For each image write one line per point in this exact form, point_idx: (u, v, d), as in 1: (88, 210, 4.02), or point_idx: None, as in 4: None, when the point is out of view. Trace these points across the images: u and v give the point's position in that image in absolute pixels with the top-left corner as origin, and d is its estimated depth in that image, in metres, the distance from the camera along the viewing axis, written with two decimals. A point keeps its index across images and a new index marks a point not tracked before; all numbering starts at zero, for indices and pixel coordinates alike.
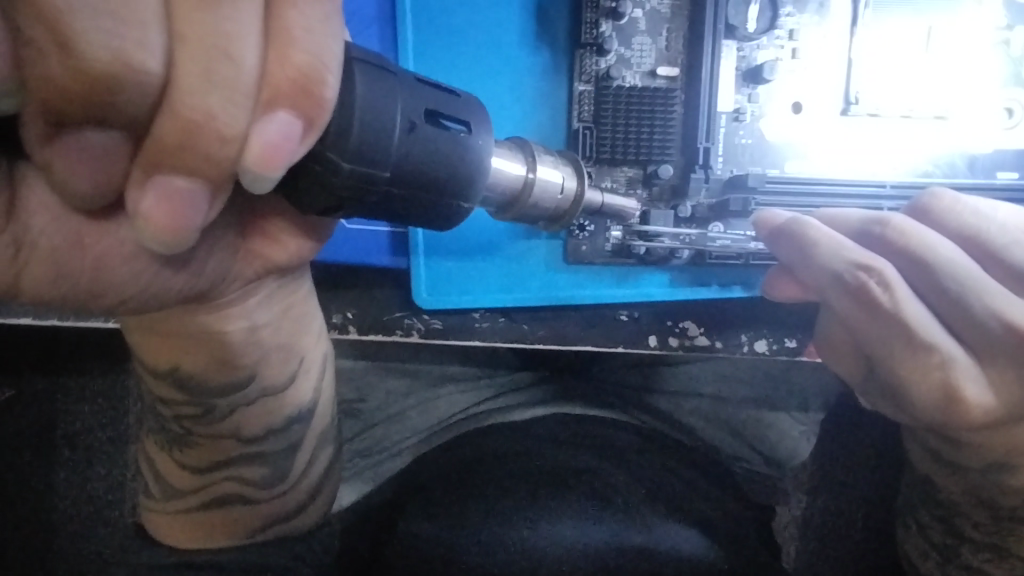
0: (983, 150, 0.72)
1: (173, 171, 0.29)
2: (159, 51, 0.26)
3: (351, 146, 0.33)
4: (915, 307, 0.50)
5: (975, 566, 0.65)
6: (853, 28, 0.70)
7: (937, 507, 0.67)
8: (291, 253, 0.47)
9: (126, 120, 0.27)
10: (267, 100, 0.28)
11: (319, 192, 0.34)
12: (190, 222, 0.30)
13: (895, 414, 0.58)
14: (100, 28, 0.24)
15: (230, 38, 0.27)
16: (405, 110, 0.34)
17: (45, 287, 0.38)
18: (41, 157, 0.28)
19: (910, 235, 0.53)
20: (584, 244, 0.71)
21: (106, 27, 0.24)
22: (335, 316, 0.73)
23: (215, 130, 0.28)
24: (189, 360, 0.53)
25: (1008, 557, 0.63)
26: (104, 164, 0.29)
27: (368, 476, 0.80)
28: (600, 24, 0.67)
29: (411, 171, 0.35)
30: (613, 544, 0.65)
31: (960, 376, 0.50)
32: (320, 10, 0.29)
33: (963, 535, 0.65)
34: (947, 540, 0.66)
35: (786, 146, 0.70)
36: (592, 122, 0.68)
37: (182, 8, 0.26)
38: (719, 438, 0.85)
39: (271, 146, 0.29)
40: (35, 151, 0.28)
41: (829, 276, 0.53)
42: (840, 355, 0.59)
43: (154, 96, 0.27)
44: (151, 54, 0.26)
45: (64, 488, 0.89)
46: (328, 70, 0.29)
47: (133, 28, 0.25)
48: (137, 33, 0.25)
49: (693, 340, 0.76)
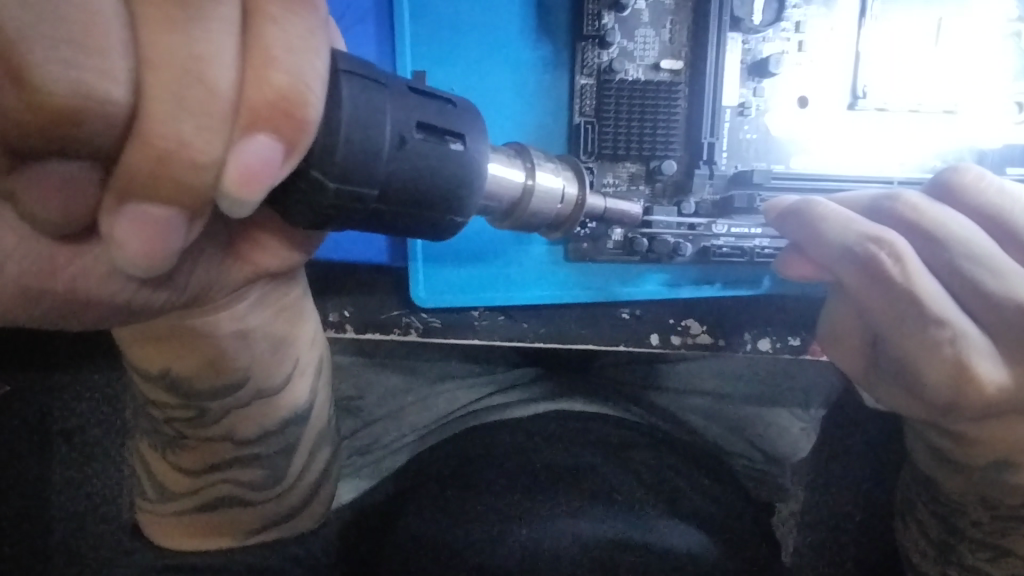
0: (993, 145, 0.71)
1: (147, 200, 0.27)
2: (124, 78, 0.24)
3: (336, 165, 0.31)
4: (927, 281, 0.49)
5: (976, 566, 0.63)
6: (861, 19, 0.69)
7: (935, 504, 0.66)
8: (280, 260, 0.45)
9: (93, 150, 0.26)
10: (245, 124, 0.27)
11: (307, 212, 0.32)
12: (168, 248, 0.29)
13: (910, 407, 0.56)
14: (60, 61, 0.23)
15: (203, 62, 0.25)
16: (395, 124, 0.33)
17: (22, 301, 0.37)
18: (6, 187, 0.27)
19: (923, 213, 0.52)
20: (587, 241, 0.69)
21: (67, 59, 0.23)
22: (331, 314, 0.72)
23: (188, 159, 0.26)
24: (179, 363, 0.52)
25: (1006, 555, 0.62)
26: (66, 196, 0.28)
27: (370, 472, 0.77)
28: (602, 15, 0.66)
29: (402, 186, 0.34)
30: (611, 540, 0.64)
31: (972, 352, 0.49)
32: (301, 26, 0.27)
33: (962, 533, 0.63)
34: (945, 536, 0.65)
35: (793, 141, 0.69)
36: (594, 116, 0.67)
37: (148, 31, 0.24)
38: (720, 435, 0.83)
39: (248, 171, 0.27)
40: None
41: (839, 251, 0.52)
42: (846, 344, 0.58)
43: (121, 125, 0.25)
44: (117, 81, 0.24)
45: (60, 486, 0.88)
46: (311, 90, 0.28)
47: (93, 56, 0.23)
48: (99, 61, 0.24)
49: (695, 337, 0.75)
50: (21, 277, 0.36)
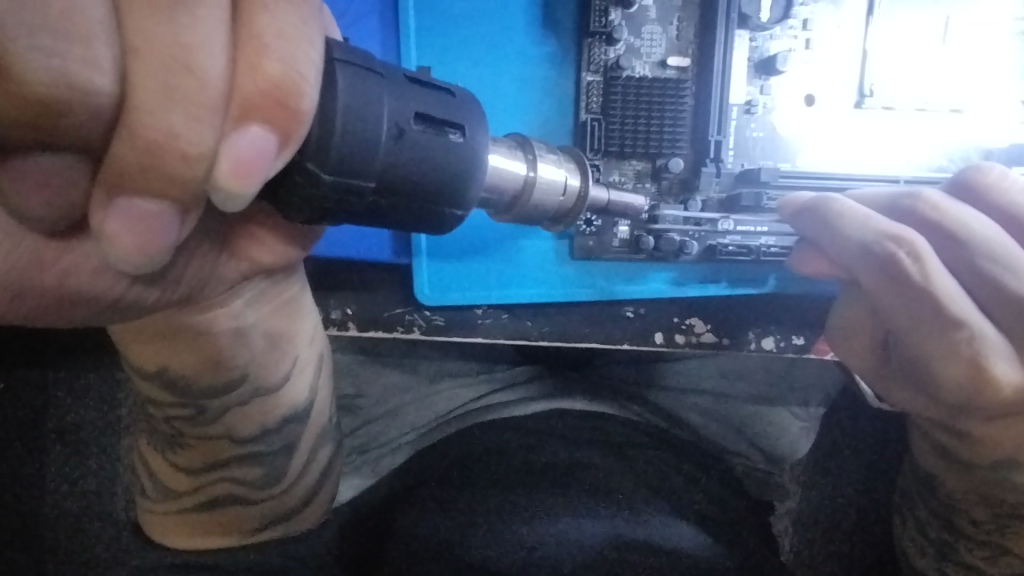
0: (999, 143, 0.70)
1: (137, 193, 0.27)
2: (109, 67, 0.24)
3: (332, 157, 0.31)
4: (945, 280, 0.48)
5: (974, 564, 0.62)
6: (869, 17, 0.68)
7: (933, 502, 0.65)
8: (278, 255, 0.45)
9: (81, 141, 0.25)
10: (237, 115, 0.26)
11: (303, 206, 0.32)
12: (160, 244, 0.28)
13: (925, 407, 0.55)
14: (40, 49, 0.22)
15: (191, 50, 0.25)
16: (393, 115, 0.32)
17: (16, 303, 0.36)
18: None
19: (946, 212, 0.51)
20: (592, 239, 0.69)
21: (47, 48, 0.23)
22: (334, 312, 0.72)
23: (178, 150, 0.26)
24: (177, 360, 0.52)
25: (1005, 553, 0.61)
26: (56, 190, 0.27)
27: (369, 471, 0.77)
28: (610, 11, 0.65)
29: (399, 180, 0.34)
30: (603, 536, 0.63)
31: (991, 353, 0.48)
32: (294, 15, 0.27)
33: (959, 530, 0.62)
34: (941, 534, 0.64)
35: (798, 139, 0.68)
36: (601, 113, 0.67)
37: (134, 20, 0.24)
38: (719, 434, 0.82)
39: (242, 162, 0.26)
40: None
41: (858, 249, 0.51)
42: (858, 344, 0.57)
43: (109, 115, 0.25)
44: (101, 70, 0.24)
45: (57, 483, 0.88)
46: (306, 80, 0.27)
47: (77, 45, 0.23)
48: (84, 51, 0.23)
49: (699, 337, 0.75)
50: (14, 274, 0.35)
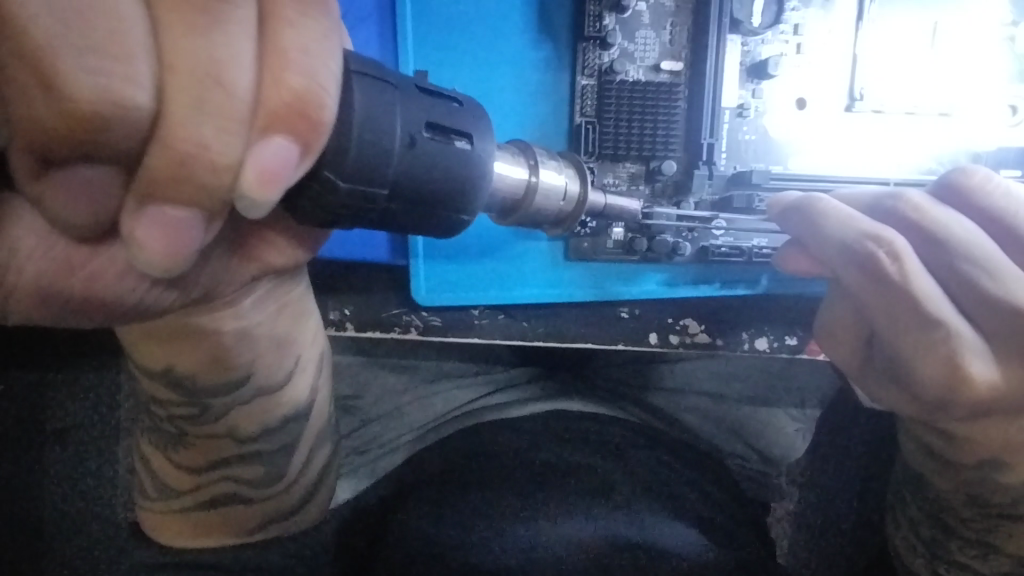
0: (987, 147, 0.72)
1: (167, 202, 0.27)
2: (146, 83, 0.25)
3: (348, 166, 0.31)
4: (923, 279, 0.50)
5: (965, 563, 0.63)
6: (859, 22, 0.69)
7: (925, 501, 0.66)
8: (287, 258, 0.46)
9: (118, 154, 0.26)
10: (262, 126, 0.27)
11: (318, 212, 0.33)
12: (186, 250, 0.29)
13: (900, 405, 0.56)
14: (85, 68, 0.23)
15: (221, 65, 0.26)
16: (405, 125, 0.33)
17: (37, 308, 0.37)
18: (32, 192, 0.28)
19: (927, 214, 0.52)
20: (586, 240, 0.70)
21: (91, 66, 0.23)
22: (332, 313, 0.72)
23: (208, 161, 0.26)
24: (183, 360, 0.52)
25: (995, 552, 0.62)
26: (91, 200, 0.28)
27: (367, 472, 0.77)
28: (604, 16, 0.66)
29: (409, 187, 0.34)
30: (601, 538, 0.64)
31: (966, 352, 0.49)
32: (316, 28, 0.28)
33: (950, 529, 0.64)
34: (933, 533, 0.65)
35: (790, 143, 0.69)
36: (595, 116, 0.68)
37: (168, 36, 0.25)
38: (717, 436, 0.84)
39: (267, 171, 0.27)
40: (26, 187, 0.27)
41: (839, 247, 0.52)
42: (840, 343, 0.58)
43: (145, 128, 0.26)
44: (140, 86, 0.25)
45: (55, 486, 0.88)
46: (326, 91, 0.28)
47: (119, 62, 0.24)
48: (122, 68, 0.24)
49: (693, 337, 0.76)
50: (42, 276, 0.36)
